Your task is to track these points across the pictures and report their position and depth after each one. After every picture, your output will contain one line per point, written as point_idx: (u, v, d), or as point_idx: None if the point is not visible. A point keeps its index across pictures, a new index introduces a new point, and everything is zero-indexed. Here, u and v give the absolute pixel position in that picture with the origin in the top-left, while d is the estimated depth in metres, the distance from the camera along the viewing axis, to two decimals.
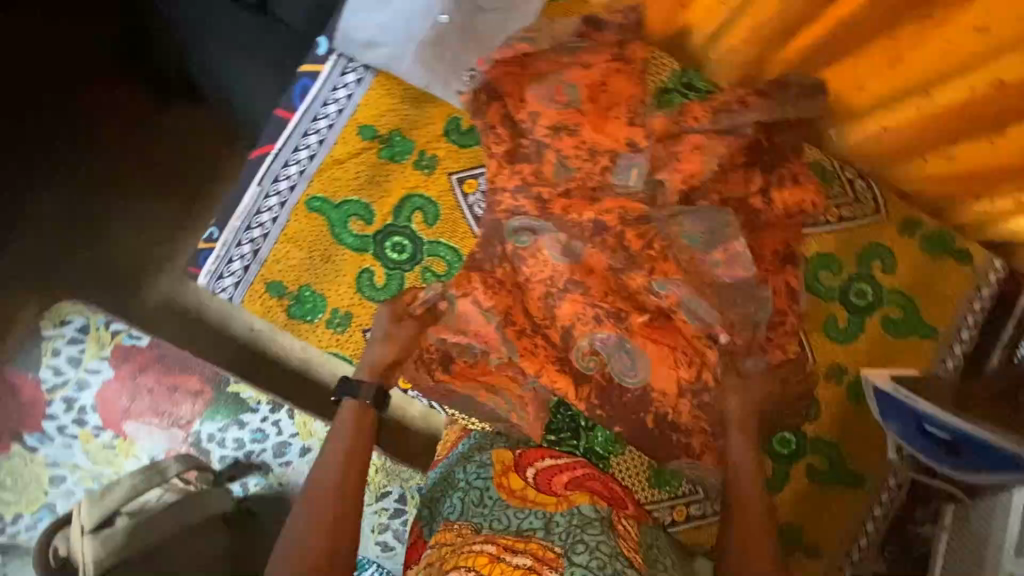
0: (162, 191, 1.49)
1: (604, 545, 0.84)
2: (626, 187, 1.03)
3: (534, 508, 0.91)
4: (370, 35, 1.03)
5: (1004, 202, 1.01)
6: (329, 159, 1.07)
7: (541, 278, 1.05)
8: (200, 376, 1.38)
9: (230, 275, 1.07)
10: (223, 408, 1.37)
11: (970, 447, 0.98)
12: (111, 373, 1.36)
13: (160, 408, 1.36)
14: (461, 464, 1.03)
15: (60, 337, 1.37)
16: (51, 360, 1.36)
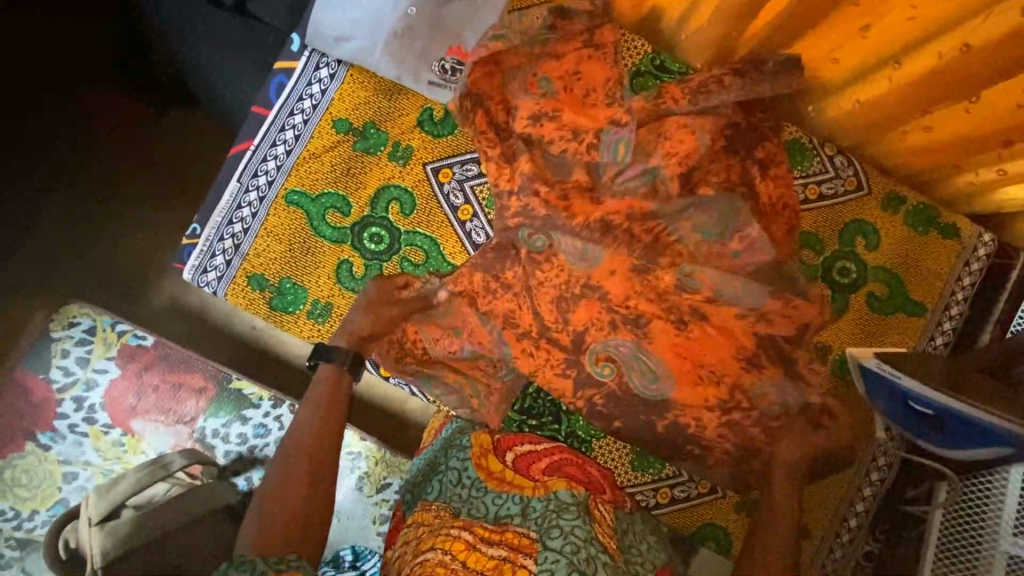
0: (159, 193, 1.54)
1: (579, 530, 0.83)
2: (618, 163, 1.02)
3: (511, 492, 0.91)
4: (342, 29, 1.06)
5: (988, 171, 0.99)
6: (305, 153, 1.09)
7: (534, 263, 1.05)
8: (202, 374, 1.42)
9: (214, 270, 1.09)
10: (226, 405, 1.41)
11: (956, 423, 0.96)
12: (118, 373, 1.41)
13: (165, 406, 1.40)
14: (443, 449, 1.03)
15: (69, 339, 1.41)
16: (60, 362, 1.40)
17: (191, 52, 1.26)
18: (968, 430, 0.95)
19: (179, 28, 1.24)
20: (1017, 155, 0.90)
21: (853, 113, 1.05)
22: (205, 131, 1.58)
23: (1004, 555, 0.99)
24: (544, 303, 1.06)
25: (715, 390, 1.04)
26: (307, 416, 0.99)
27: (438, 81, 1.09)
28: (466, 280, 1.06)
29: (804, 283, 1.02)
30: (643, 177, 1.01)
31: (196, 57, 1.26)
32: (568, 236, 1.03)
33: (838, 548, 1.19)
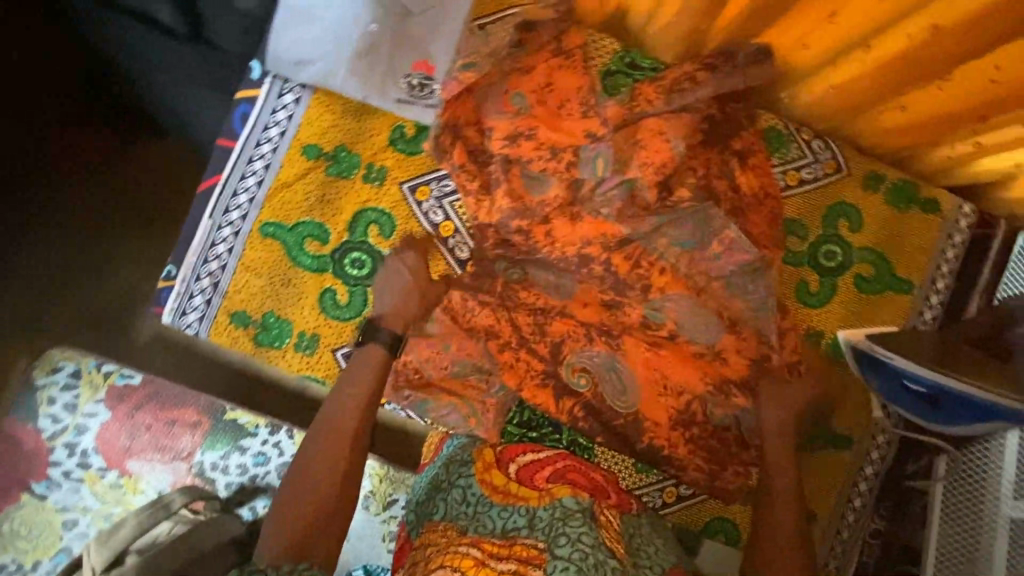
0: (139, 226, 1.51)
1: (587, 537, 0.82)
2: (594, 178, 1.06)
3: (517, 505, 0.91)
4: (301, 52, 1.02)
5: (964, 145, 1.00)
6: (277, 183, 1.06)
7: (518, 284, 1.08)
8: (196, 409, 1.39)
9: (194, 311, 1.05)
10: (222, 437, 1.38)
11: (951, 400, 0.97)
12: (108, 415, 1.37)
13: (161, 444, 1.37)
14: (444, 469, 1.01)
15: (54, 385, 1.37)
16: (47, 409, 1.37)
17: (155, 70, 1.24)
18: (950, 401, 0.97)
19: (141, 53, 1.22)
20: (993, 128, 0.91)
21: (827, 97, 1.04)
22: (176, 161, 1.54)
23: (1006, 518, 0.98)
24: (530, 306, 1.07)
25: (703, 382, 1.08)
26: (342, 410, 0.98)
27: (406, 98, 1.05)
28: (456, 305, 1.06)
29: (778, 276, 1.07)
30: (624, 182, 1.06)
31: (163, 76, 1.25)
32: (542, 271, 1.08)
33: (846, 530, 1.16)
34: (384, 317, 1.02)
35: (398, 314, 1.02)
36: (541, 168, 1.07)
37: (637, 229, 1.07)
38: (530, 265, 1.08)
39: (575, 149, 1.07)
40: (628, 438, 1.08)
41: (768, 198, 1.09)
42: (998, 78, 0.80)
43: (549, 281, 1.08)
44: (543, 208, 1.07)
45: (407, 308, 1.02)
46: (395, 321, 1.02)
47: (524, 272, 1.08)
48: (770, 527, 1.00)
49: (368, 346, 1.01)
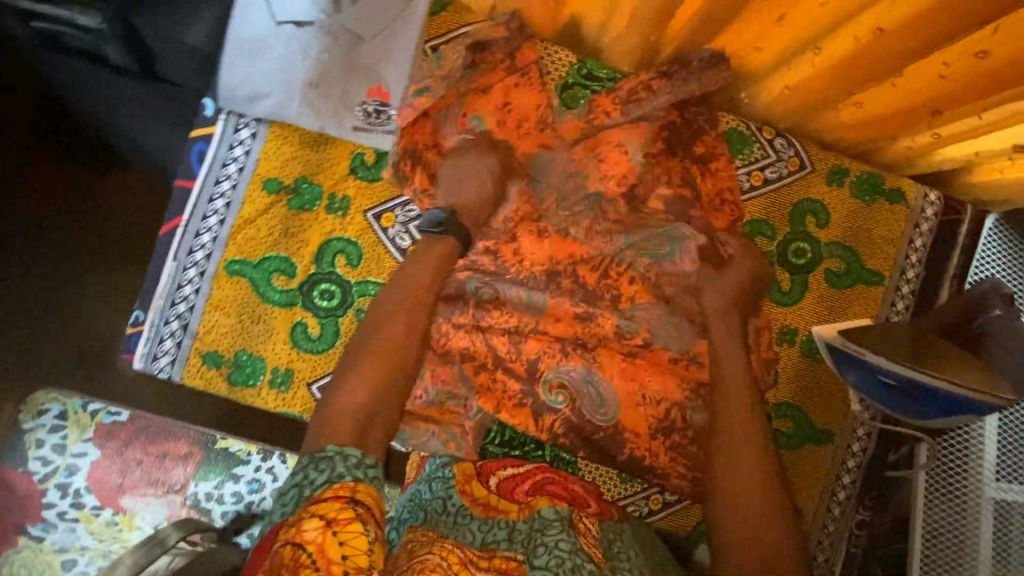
0: (111, 264, 1.49)
1: (564, 542, 0.86)
2: (557, 193, 1.08)
3: (497, 518, 0.92)
4: (254, 86, 1.01)
5: (922, 136, 1.00)
6: (239, 220, 1.05)
7: (490, 304, 1.07)
8: (187, 441, 1.37)
9: (164, 354, 1.04)
10: (214, 467, 1.37)
11: (921, 396, 0.96)
12: (98, 453, 1.33)
13: (154, 478, 1.35)
14: (424, 484, 1.00)
15: (40, 427, 1.34)
16: (36, 452, 1.33)
17: (115, 106, 1.25)
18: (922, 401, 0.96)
19: (100, 90, 1.23)
20: (948, 120, 0.90)
21: (785, 96, 1.04)
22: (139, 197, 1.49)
23: (990, 500, 1.04)
24: (503, 326, 1.07)
25: (681, 390, 1.08)
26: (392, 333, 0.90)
27: (363, 126, 1.05)
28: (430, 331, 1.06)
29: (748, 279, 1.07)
30: (581, 194, 1.08)
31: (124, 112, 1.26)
32: (513, 287, 1.06)
33: (831, 523, 1.18)
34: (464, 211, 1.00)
35: (474, 212, 1.01)
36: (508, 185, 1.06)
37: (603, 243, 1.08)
38: (502, 284, 1.07)
39: (540, 164, 1.08)
40: (611, 450, 1.08)
41: (732, 204, 1.11)
42: (947, 73, 0.80)
43: (520, 299, 1.07)
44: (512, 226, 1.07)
45: (480, 213, 1.02)
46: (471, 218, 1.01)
47: (496, 289, 1.07)
48: None
49: (447, 236, 0.97)
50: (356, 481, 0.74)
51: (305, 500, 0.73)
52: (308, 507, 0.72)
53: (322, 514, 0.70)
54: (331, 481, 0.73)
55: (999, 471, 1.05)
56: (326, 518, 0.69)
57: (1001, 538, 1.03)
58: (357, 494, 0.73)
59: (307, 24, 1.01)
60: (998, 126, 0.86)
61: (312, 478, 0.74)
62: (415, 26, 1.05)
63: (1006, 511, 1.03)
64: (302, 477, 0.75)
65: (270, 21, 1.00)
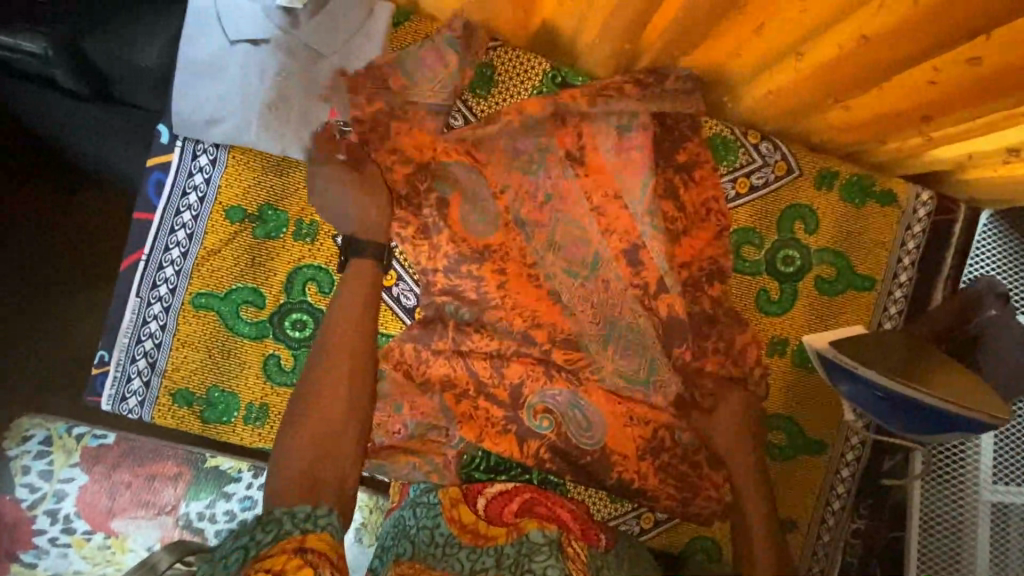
0: (71, 286, 1.38)
1: (553, 569, 0.83)
2: (535, 210, 1.03)
3: (486, 546, 0.89)
4: (208, 110, 0.96)
5: (913, 139, 0.95)
6: (203, 252, 1.01)
7: (472, 329, 1.03)
8: (176, 460, 1.23)
9: (133, 395, 1.01)
10: (206, 484, 1.24)
11: (918, 416, 0.91)
12: (85, 477, 1.21)
13: (142, 500, 1.20)
14: (408, 510, 0.97)
15: (25, 454, 1.21)
16: (23, 479, 1.20)
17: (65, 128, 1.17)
18: (917, 419, 0.91)
19: (48, 115, 1.15)
20: (939, 125, 0.87)
21: (769, 101, 0.99)
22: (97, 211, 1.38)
23: (987, 503, 1.07)
24: (483, 351, 1.03)
25: (668, 409, 1.05)
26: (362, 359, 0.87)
27: (327, 148, 1.00)
28: (409, 359, 1.02)
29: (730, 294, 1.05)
30: (560, 212, 1.03)
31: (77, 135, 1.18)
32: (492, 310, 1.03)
33: (826, 534, 1.16)
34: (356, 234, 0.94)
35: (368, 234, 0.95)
36: (482, 204, 1.02)
37: (584, 259, 1.03)
38: (482, 306, 1.03)
39: (515, 180, 1.02)
40: (598, 473, 1.05)
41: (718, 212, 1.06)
42: (937, 80, 0.76)
43: (500, 323, 1.03)
44: (490, 244, 1.03)
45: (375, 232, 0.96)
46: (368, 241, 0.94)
47: (475, 311, 1.03)
48: (742, 532, 0.98)
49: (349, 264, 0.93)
50: (304, 534, 0.71)
51: (255, 557, 0.70)
52: (253, 565, 0.68)
53: (269, 569, 0.67)
54: (277, 538, 0.71)
55: (998, 476, 1.07)
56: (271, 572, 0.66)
57: (998, 539, 1.06)
58: (305, 543, 0.70)
59: (262, 42, 0.96)
60: (993, 126, 0.83)
61: (258, 539, 0.71)
62: (377, 40, 1.00)
63: (1002, 513, 1.06)
64: (249, 537, 0.72)
65: (223, 41, 0.95)
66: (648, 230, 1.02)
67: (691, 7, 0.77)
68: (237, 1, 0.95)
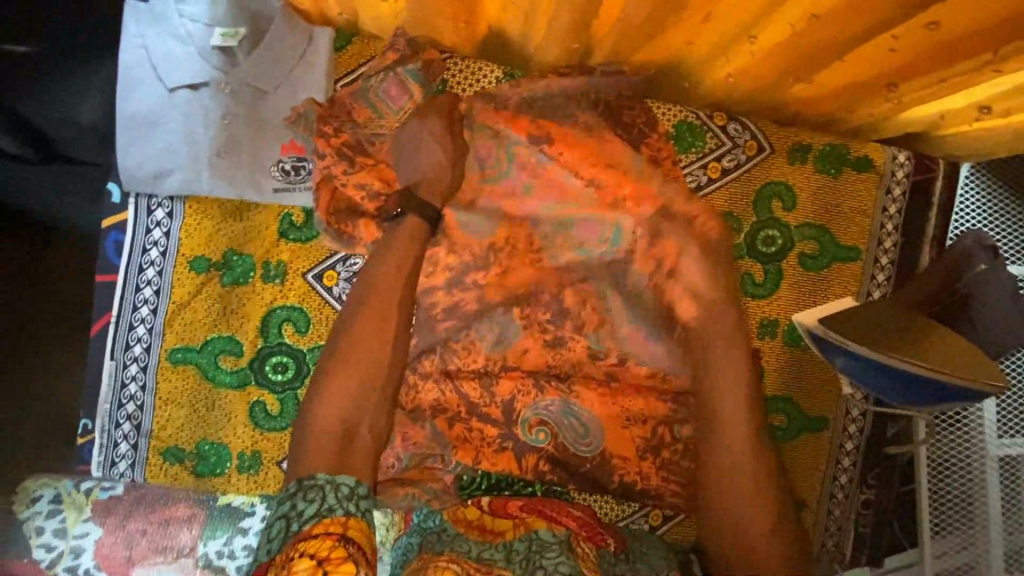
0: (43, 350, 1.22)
1: (563, 565, 0.85)
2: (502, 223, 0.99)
3: (494, 541, 0.92)
4: (156, 163, 0.94)
5: (882, 106, 0.93)
6: (172, 307, 0.98)
7: (466, 354, 1.01)
8: (186, 501, 0.99)
9: (122, 459, 1.00)
10: (222, 520, 0.98)
11: (918, 390, 0.89)
12: (101, 532, 0.96)
13: (160, 546, 0.96)
14: (417, 536, 0.93)
15: (36, 516, 0.97)
16: (38, 541, 0.96)
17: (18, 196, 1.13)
18: (911, 392, 0.90)
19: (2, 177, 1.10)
20: (904, 91, 0.85)
21: (730, 84, 0.97)
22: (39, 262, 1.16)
23: (995, 458, 1.06)
24: (469, 371, 1.01)
25: (663, 406, 1.03)
26: (361, 373, 0.84)
27: (284, 186, 0.97)
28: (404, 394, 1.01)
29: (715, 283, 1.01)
30: (523, 222, 1.00)
31: (26, 199, 1.13)
32: (476, 325, 1.00)
33: (837, 507, 1.16)
34: (419, 185, 0.92)
35: (434, 183, 0.93)
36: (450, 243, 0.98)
37: (564, 266, 1.01)
38: (468, 320, 1.00)
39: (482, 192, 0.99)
40: (601, 479, 1.04)
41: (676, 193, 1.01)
42: (897, 47, 0.74)
43: (487, 334, 1.01)
44: (474, 265, 0.99)
45: (442, 180, 0.93)
46: (430, 191, 0.92)
47: (464, 328, 1.00)
48: None
49: (406, 215, 0.91)
50: (347, 515, 0.73)
51: (294, 533, 0.71)
52: (296, 545, 0.70)
53: (310, 553, 0.68)
54: (320, 515, 0.72)
55: (1003, 429, 1.06)
56: (315, 558, 0.67)
57: (1011, 492, 1.06)
58: (348, 531, 0.72)
59: (201, 87, 0.94)
60: (959, 86, 0.81)
61: (300, 509, 0.73)
62: (320, 69, 0.97)
63: (1011, 465, 1.06)
64: (289, 507, 0.73)
65: (161, 91, 0.93)
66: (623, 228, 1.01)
67: (635, 5, 0.75)
68: (169, 49, 0.93)
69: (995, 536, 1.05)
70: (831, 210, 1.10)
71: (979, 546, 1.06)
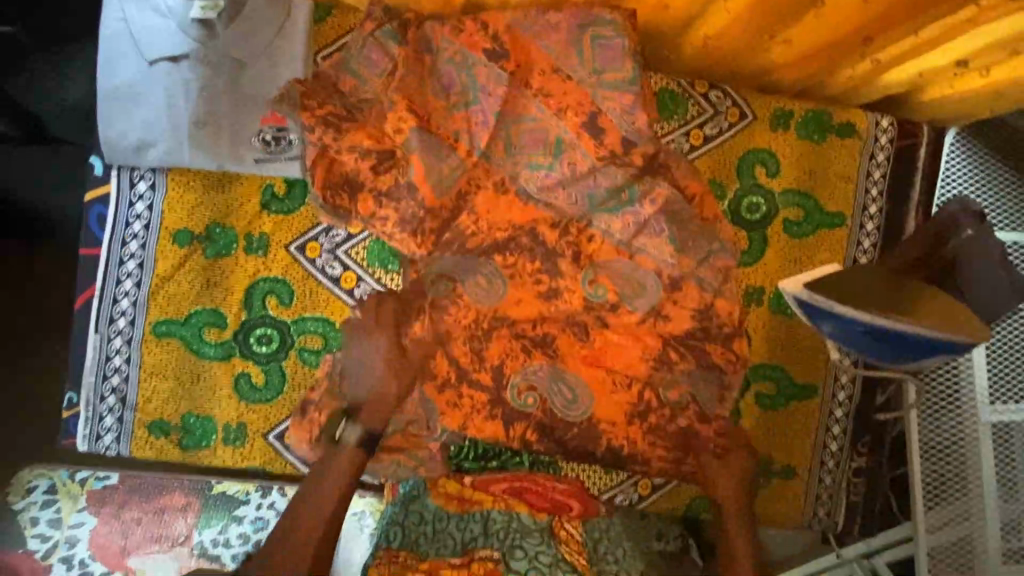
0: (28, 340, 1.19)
1: (543, 555, 0.91)
2: (488, 182, 0.98)
3: (473, 514, 0.95)
4: (138, 135, 0.94)
5: (862, 65, 0.93)
6: (155, 280, 0.99)
7: (465, 321, 1.00)
8: (181, 491, 1.08)
9: (108, 432, 1.00)
10: (217, 511, 1.07)
11: (903, 343, 0.88)
12: (95, 521, 1.04)
13: (154, 533, 1.05)
14: (400, 505, 0.97)
15: (31, 507, 1.05)
16: (32, 531, 1.03)
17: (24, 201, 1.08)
18: (895, 347, 0.89)
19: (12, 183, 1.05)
20: (883, 45, 0.85)
21: (708, 48, 0.97)
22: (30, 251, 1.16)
23: (987, 425, 1.04)
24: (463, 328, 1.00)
25: (651, 371, 1.02)
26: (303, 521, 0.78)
27: (265, 157, 0.97)
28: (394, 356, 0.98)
29: (702, 246, 1.00)
30: (492, 188, 0.98)
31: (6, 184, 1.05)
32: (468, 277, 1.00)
33: (828, 476, 1.16)
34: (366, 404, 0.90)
35: (378, 405, 0.90)
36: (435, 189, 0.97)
37: (542, 233, 1.01)
38: (460, 271, 1.00)
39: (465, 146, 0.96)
40: (590, 450, 1.02)
41: (641, 135, 0.97)
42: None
43: (478, 287, 1.00)
44: (461, 223, 0.99)
45: (387, 397, 0.91)
46: (374, 413, 0.89)
47: (451, 283, 1.00)
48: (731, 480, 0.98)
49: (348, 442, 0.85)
50: None
51: None
52: None
53: None
54: None
55: (996, 396, 1.04)
56: None
57: (1004, 460, 1.03)
58: None
59: (181, 59, 0.93)
60: (938, 41, 0.81)
61: None
62: (300, 39, 0.97)
63: (1004, 432, 1.04)
64: None
65: (140, 62, 0.93)
66: (616, 183, 0.98)
67: None
68: (148, 20, 0.92)
69: (992, 508, 1.02)
70: (817, 175, 1.10)
71: (975, 520, 1.02)
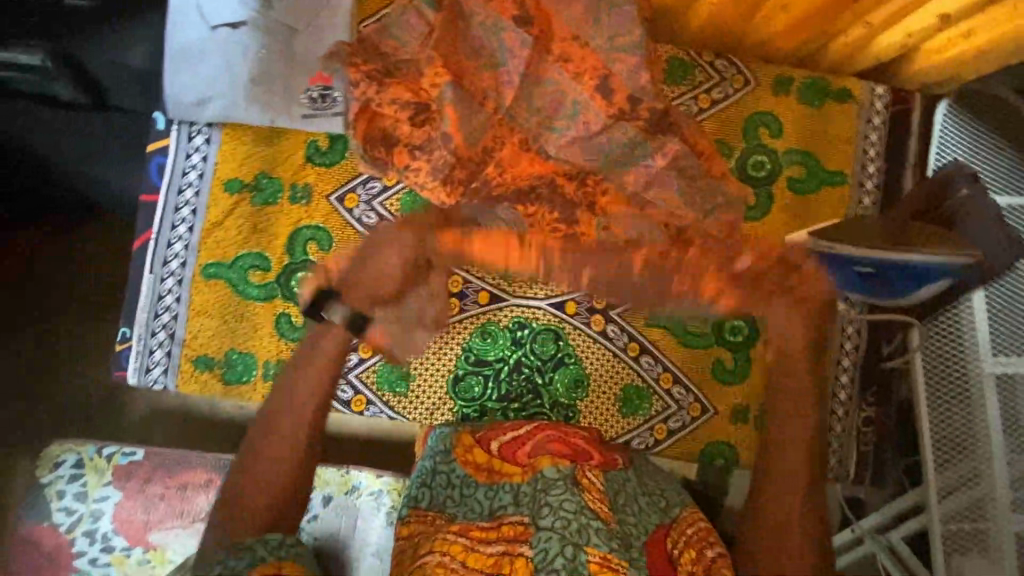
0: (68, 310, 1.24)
1: (568, 503, 0.88)
2: (512, 127, 0.97)
3: (501, 482, 0.97)
4: (198, 91, 1.04)
5: (856, 29, 1.02)
6: (206, 225, 1.07)
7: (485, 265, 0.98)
8: (203, 468, 1.11)
9: (156, 366, 1.06)
10: None
11: (895, 273, 0.98)
12: (119, 495, 1.09)
13: (178, 509, 1.09)
14: (429, 461, 1.02)
15: (58, 480, 1.09)
16: (59, 504, 1.08)
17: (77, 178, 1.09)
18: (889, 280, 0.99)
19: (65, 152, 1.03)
20: (871, 7, 0.94)
21: (715, 15, 1.06)
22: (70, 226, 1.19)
23: (991, 376, 1.00)
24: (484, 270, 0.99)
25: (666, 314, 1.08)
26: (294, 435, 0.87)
27: (311, 112, 1.07)
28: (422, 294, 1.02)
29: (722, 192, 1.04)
30: (515, 143, 0.98)
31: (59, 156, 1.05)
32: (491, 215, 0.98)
33: (838, 425, 1.20)
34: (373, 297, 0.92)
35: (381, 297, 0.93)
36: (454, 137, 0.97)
37: (559, 185, 1.00)
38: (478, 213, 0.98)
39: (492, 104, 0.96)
40: None
41: (647, 93, 0.99)
42: None
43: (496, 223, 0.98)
44: (484, 170, 0.98)
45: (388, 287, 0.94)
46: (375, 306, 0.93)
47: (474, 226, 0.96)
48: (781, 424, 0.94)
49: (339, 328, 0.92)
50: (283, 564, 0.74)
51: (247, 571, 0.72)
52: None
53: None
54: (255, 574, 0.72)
55: (999, 347, 1.00)
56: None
57: (1011, 413, 0.99)
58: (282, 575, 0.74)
59: (240, 25, 1.03)
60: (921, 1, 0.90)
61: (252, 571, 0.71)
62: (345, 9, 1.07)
63: (1010, 384, 0.99)
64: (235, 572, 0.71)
65: (204, 27, 1.01)
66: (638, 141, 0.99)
67: None
68: None
69: (1000, 466, 0.98)
70: (817, 136, 1.18)
71: (985, 479, 0.99)
